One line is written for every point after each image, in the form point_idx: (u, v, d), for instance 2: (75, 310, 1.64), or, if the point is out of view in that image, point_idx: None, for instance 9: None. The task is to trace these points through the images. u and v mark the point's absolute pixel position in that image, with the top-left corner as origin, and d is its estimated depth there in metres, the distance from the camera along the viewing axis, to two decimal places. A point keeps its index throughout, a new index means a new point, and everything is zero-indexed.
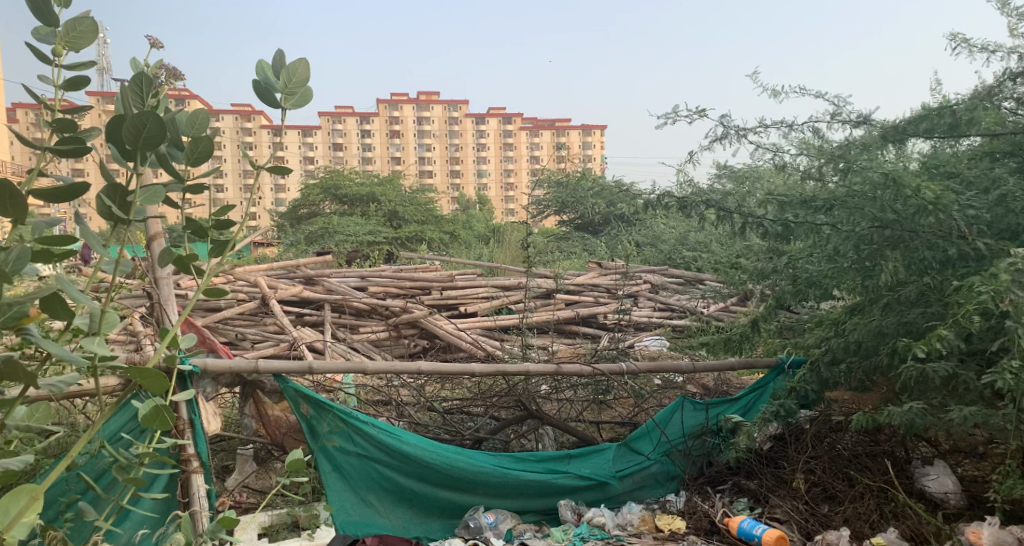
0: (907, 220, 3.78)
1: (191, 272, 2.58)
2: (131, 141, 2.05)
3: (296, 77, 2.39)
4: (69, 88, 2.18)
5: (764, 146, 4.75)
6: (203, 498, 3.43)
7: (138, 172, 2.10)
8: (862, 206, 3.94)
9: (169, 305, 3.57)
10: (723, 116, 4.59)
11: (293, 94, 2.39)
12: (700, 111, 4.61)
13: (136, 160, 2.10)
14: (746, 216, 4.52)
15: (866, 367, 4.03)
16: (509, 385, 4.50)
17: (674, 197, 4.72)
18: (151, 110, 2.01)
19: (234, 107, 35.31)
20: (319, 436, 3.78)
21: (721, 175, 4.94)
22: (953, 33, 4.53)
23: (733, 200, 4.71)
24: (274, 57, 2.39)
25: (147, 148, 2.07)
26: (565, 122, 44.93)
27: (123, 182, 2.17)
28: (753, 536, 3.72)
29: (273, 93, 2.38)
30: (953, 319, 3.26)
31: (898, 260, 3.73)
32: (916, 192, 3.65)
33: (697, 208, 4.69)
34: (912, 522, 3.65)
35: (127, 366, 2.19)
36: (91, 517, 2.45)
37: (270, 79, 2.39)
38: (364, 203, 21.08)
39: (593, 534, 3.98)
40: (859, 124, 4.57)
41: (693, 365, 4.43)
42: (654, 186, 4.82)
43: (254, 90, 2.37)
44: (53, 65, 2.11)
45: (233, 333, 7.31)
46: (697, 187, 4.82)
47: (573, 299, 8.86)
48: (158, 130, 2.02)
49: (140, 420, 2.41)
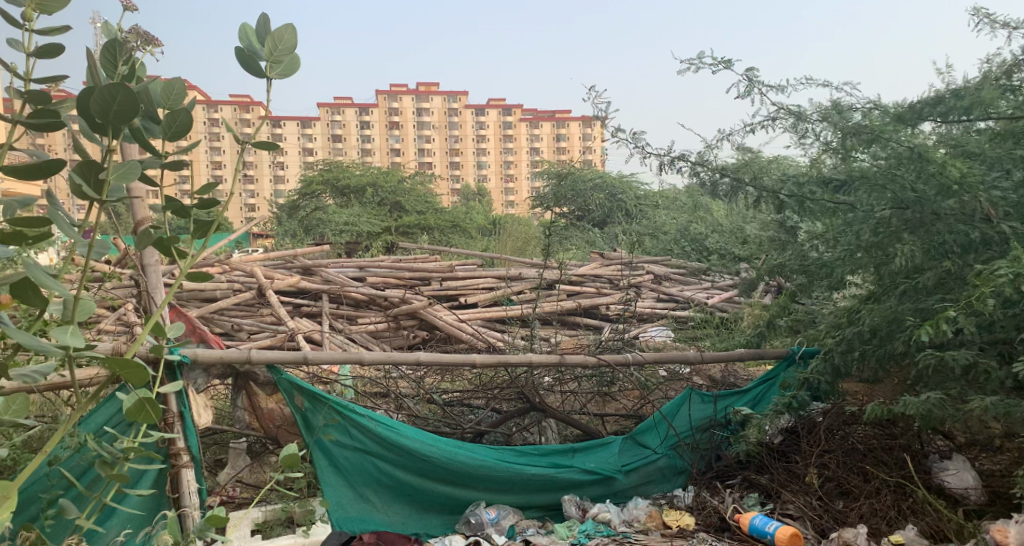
0: (928, 200, 3.63)
1: (173, 254, 2.44)
2: (101, 115, 1.92)
3: (283, 43, 2.28)
4: (42, 56, 2.02)
5: (781, 119, 4.45)
6: (194, 494, 3.29)
7: (111, 147, 1.97)
8: (882, 185, 3.78)
9: (157, 293, 3.41)
10: (747, 73, 4.35)
11: (279, 62, 2.28)
12: (725, 61, 4.34)
13: (107, 135, 1.96)
14: (762, 189, 4.27)
15: (881, 355, 3.85)
16: (511, 376, 4.32)
17: (687, 161, 4.52)
18: (121, 81, 1.89)
19: (233, 98, 35.08)
20: (315, 429, 3.64)
21: (743, 144, 4.52)
22: (975, 6, 4.40)
23: (751, 171, 4.39)
24: (259, 22, 2.28)
25: (118, 123, 1.94)
26: (565, 114, 44.68)
27: (96, 159, 2.03)
28: (765, 533, 3.57)
29: (258, 61, 2.27)
30: (966, 302, 3.14)
31: (915, 244, 3.58)
32: (941, 169, 3.58)
33: (711, 177, 4.50)
34: (931, 518, 3.53)
35: (103, 357, 2.02)
36: (72, 515, 2.34)
37: (254, 46, 2.28)
38: (363, 194, 20.82)
39: (598, 530, 3.82)
40: (868, 109, 4.20)
41: (701, 356, 4.27)
42: (667, 150, 4.55)
43: (238, 58, 2.26)
44: (24, 30, 1.96)
45: (228, 324, 7.09)
46: (709, 164, 4.48)
47: (575, 290, 8.69)
48: (129, 103, 1.89)
49: (123, 414, 2.29)
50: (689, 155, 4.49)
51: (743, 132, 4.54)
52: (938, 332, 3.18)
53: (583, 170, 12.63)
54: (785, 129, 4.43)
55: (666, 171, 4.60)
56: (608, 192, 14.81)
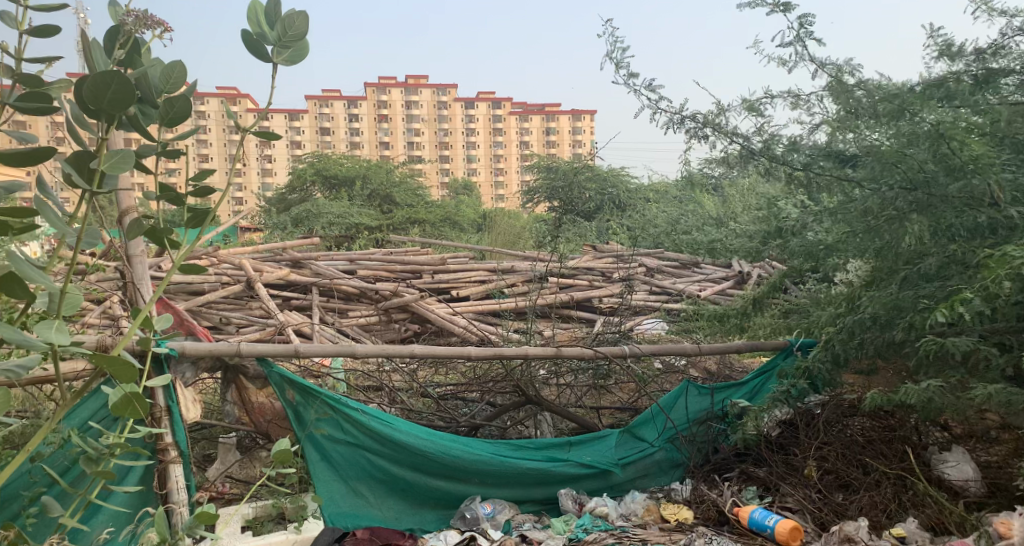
0: (936, 180, 3.57)
1: (164, 244, 2.36)
2: (94, 102, 1.83)
3: (292, 28, 2.21)
4: (37, 35, 1.91)
5: (783, 95, 4.43)
6: (183, 490, 3.22)
7: (103, 136, 1.88)
8: (887, 166, 3.71)
9: (143, 285, 3.31)
10: (801, 20, 4.25)
11: (287, 48, 2.22)
12: (783, 5, 4.27)
13: (100, 122, 1.87)
14: (773, 159, 4.36)
15: (880, 343, 3.80)
16: (506, 370, 4.23)
17: (698, 121, 4.47)
18: (118, 69, 1.79)
19: (220, 90, 34.70)
20: (306, 423, 3.57)
21: (752, 112, 4.48)
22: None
23: (763, 136, 4.39)
24: (269, 3, 2.18)
25: (113, 111, 1.85)
26: (555, 108, 44.65)
27: (88, 147, 1.94)
28: (764, 527, 3.54)
29: (265, 46, 2.20)
30: (980, 284, 3.10)
31: (923, 224, 3.51)
32: (958, 148, 3.44)
33: (720, 140, 4.47)
34: (931, 511, 3.51)
35: (91, 352, 1.95)
36: (56, 513, 2.25)
37: (263, 29, 2.20)
38: (351, 186, 20.66)
39: (596, 525, 3.76)
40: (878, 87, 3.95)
41: (700, 348, 4.22)
42: (678, 109, 4.49)
43: (244, 41, 2.18)
44: (19, 4, 1.86)
45: (217, 317, 6.99)
46: (724, 125, 4.43)
47: (567, 283, 8.63)
48: (124, 93, 1.80)
49: (109, 409, 2.22)
50: (700, 113, 4.45)
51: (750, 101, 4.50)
52: (952, 316, 3.13)
53: (574, 162, 12.57)
54: (792, 101, 4.41)
55: (674, 130, 4.54)
56: (598, 185, 14.80)
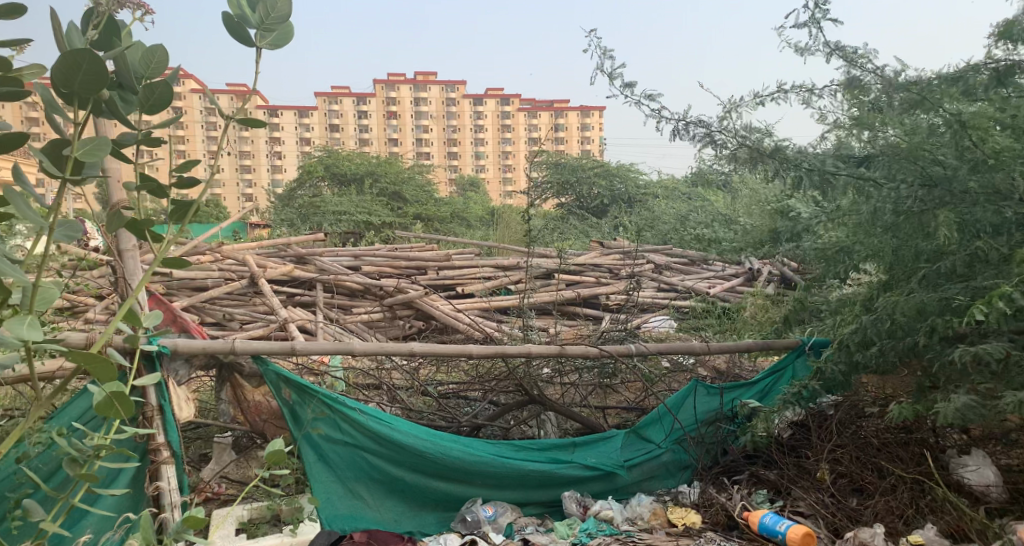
0: (956, 177, 3.50)
1: (147, 236, 2.25)
2: (65, 85, 1.72)
3: (274, 11, 2.11)
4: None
5: (795, 90, 4.29)
6: (175, 492, 3.12)
7: (77, 122, 1.77)
8: (904, 165, 3.63)
9: (135, 278, 3.23)
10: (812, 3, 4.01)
11: (270, 31, 2.11)
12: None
13: (73, 107, 1.76)
14: (783, 162, 4.14)
15: (897, 345, 3.66)
16: (509, 369, 4.13)
17: (704, 127, 4.36)
18: (88, 47, 1.68)
19: (229, 86, 34.56)
20: (303, 423, 3.47)
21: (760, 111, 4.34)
22: None
23: (772, 136, 4.24)
24: None
25: (86, 93, 1.74)
26: (564, 104, 44.51)
27: (63, 135, 1.83)
28: (776, 532, 3.41)
29: (248, 30, 2.09)
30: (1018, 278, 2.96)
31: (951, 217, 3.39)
32: (977, 143, 3.47)
33: (729, 141, 4.32)
34: (951, 517, 3.38)
35: (66, 350, 1.84)
36: (38, 516, 2.13)
37: (245, 12, 2.10)
38: (359, 183, 20.58)
39: (601, 529, 3.65)
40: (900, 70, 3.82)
41: (708, 346, 4.09)
42: (682, 115, 4.36)
43: (225, 25, 2.08)
44: None
45: (220, 313, 6.89)
46: (732, 127, 4.30)
47: (575, 279, 8.52)
48: (95, 72, 1.69)
49: (92, 408, 2.12)
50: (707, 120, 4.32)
51: (756, 98, 4.36)
52: (990, 312, 2.99)
53: None
54: (800, 99, 4.27)
55: (681, 133, 4.41)
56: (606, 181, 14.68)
